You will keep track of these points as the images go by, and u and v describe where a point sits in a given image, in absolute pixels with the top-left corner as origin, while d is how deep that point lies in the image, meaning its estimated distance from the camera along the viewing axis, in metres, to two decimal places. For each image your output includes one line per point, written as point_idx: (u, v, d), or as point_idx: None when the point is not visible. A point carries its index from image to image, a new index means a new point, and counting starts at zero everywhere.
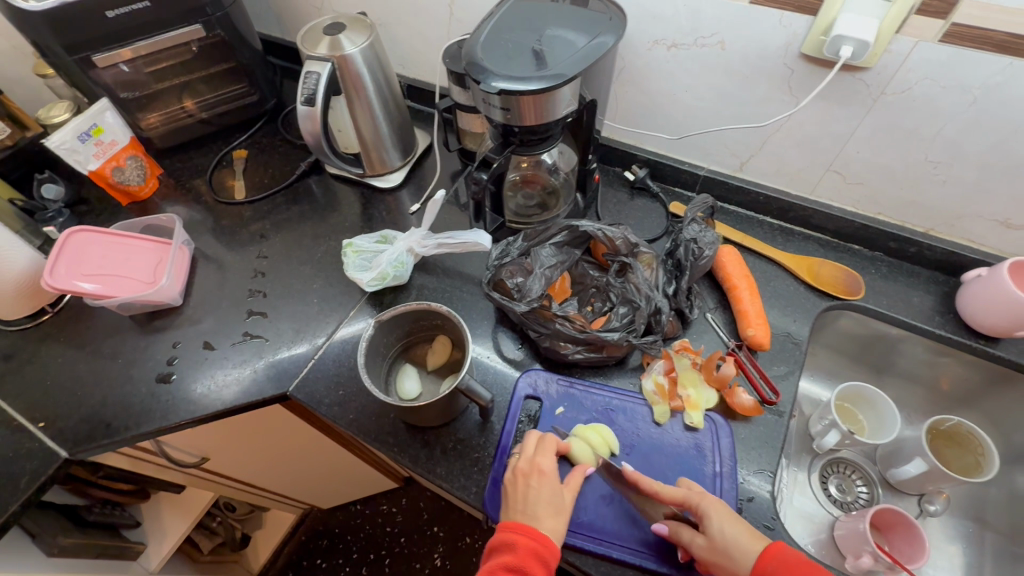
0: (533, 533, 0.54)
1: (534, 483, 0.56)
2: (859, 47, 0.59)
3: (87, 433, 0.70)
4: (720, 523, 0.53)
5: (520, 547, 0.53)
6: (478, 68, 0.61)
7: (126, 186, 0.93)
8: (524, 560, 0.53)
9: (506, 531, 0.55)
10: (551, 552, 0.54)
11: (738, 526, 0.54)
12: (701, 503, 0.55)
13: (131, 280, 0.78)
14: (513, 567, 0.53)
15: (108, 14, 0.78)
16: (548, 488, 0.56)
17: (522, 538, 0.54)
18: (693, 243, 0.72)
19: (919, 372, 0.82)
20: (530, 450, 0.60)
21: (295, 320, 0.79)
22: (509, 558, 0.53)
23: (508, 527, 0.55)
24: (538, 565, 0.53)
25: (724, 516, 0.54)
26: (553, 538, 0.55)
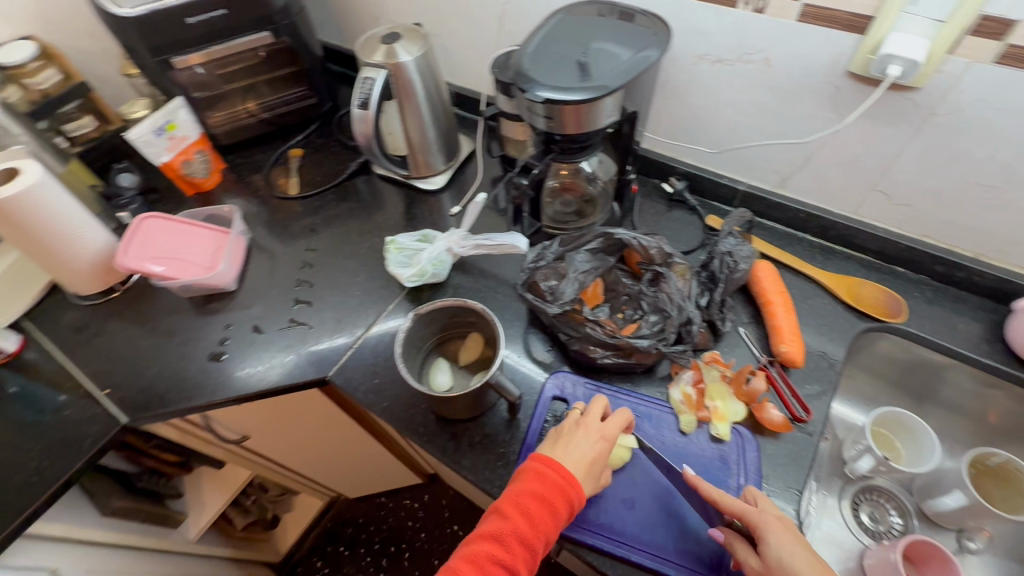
0: (564, 471, 0.56)
1: (581, 428, 0.60)
2: (907, 66, 0.58)
3: (145, 402, 0.76)
4: (782, 551, 0.50)
5: (550, 480, 0.55)
6: (524, 77, 0.64)
7: (192, 178, 1.00)
8: (551, 492, 0.55)
9: (539, 463, 0.57)
10: (577, 494, 0.56)
11: (805, 557, 0.50)
12: (767, 528, 0.52)
13: (192, 264, 0.85)
14: (539, 496, 0.55)
15: (189, 21, 0.85)
16: (587, 439, 0.59)
17: (552, 474, 0.55)
18: (728, 256, 0.72)
19: (963, 402, 0.79)
20: (597, 414, 0.61)
21: (338, 310, 0.83)
22: (538, 487, 0.55)
23: (540, 460, 0.57)
24: (562, 498, 0.55)
25: (791, 550, 0.50)
26: (579, 480, 0.56)
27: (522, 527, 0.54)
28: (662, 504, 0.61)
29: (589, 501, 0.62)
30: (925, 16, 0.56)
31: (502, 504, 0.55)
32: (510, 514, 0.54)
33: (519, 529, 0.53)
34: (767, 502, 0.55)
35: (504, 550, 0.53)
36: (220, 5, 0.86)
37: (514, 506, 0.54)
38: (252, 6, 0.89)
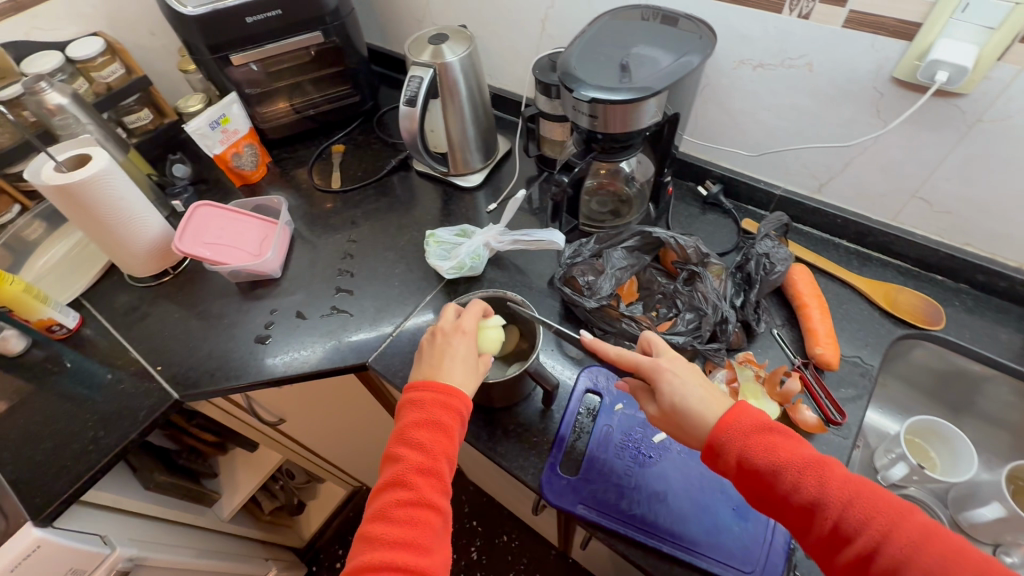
0: (439, 385, 0.59)
1: (453, 339, 0.63)
2: (955, 72, 0.59)
3: (195, 380, 0.80)
4: (673, 391, 0.54)
5: (429, 401, 0.58)
6: (572, 77, 0.66)
7: (241, 170, 1.05)
8: (432, 410, 0.57)
9: (416, 390, 0.59)
10: (461, 400, 0.59)
11: (697, 392, 0.54)
12: (662, 366, 0.56)
13: (241, 251, 0.88)
14: (424, 421, 0.57)
15: (247, 20, 0.90)
16: (463, 344, 0.63)
17: (428, 396, 0.58)
18: (764, 258, 0.73)
19: (1002, 414, 0.78)
20: (452, 317, 0.67)
21: (377, 300, 0.86)
22: (417, 415, 0.58)
23: (416, 387, 0.59)
24: (443, 412, 0.57)
25: (684, 380, 0.55)
26: (462, 388, 0.59)
27: (420, 458, 0.55)
28: (696, 500, 0.62)
29: (622, 492, 0.63)
30: (974, 23, 0.56)
31: (397, 445, 0.57)
32: (402, 450, 0.56)
33: (422, 460, 0.55)
34: (660, 342, 0.59)
35: (412, 487, 0.54)
36: (277, 5, 0.90)
37: (405, 442, 0.56)
38: (306, 8, 0.93)
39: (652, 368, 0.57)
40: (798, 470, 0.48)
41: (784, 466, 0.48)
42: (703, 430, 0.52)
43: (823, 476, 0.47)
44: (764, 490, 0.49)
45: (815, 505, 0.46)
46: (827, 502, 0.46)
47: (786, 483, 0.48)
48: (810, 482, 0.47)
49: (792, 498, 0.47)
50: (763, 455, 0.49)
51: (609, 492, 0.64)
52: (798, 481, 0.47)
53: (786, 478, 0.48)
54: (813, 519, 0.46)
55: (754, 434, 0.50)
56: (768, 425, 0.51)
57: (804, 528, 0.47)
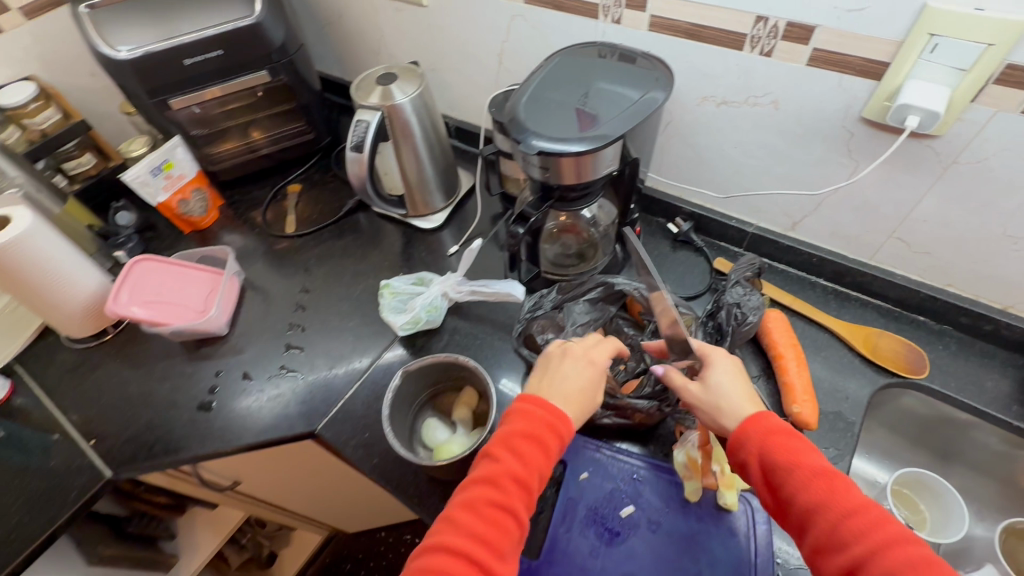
0: (553, 405, 0.57)
1: (565, 360, 0.61)
2: (927, 117, 0.54)
3: (131, 455, 0.74)
4: (720, 380, 0.57)
5: (539, 417, 0.56)
6: (520, 126, 0.61)
7: (189, 216, 0.99)
8: (540, 427, 0.56)
9: (524, 403, 0.58)
10: (567, 424, 0.56)
11: (739, 388, 0.57)
12: (704, 357, 0.59)
13: (184, 308, 0.83)
14: (527, 434, 0.55)
15: (186, 62, 0.85)
16: (575, 367, 0.60)
17: (537, 413, 0.56)
18: (736, 309, 0.69)
19: (991, 462, 0.73)
20: (588, 342, 0.63)
21: (329, 357, 0.81)
22: (526, 427, 0.56)
23: (528, 400, 0.58)
24: (551, 434, 0.55)
25: (721, 373, 0.57)
26: (570, 414, 0.57)
27: (518, 466, 0.53)
28: None
29: None
30: (945, 64, 0.52)
31: (495, 447, 0.55)
32: (501, 454, 0.55)
33: (512, 469, 0.53)
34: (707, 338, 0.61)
35: (500, 493, 0.52)
36: (217, 46, 0.85)
37: (505, 447, 0.55)
38: (250, 47, 0.88)
39: (701, 354, 0.59)
40: (808, 478, 0.49)
41: (794, 472, 0.50)
42: (731, 422, 0.55)
43: (830, 485, 0.48)
44: (771, 489, 0.51)
45: (814, 512, 0.48)
46: (825, 513, 0.47)
47: (795, 488, 0.49)
48: (817, 492, 0.48)
49: (795, 502, 0.49)
50: (779, 460, 0.51)
51: None
52: (805, 490, 0.49)
53: (793, 481, 0.49)
54: (807, 524, 0.48)
55: (778, 436, 0.52)
56: (791, 433, 0.53)
57: (797, 531, 0.49)
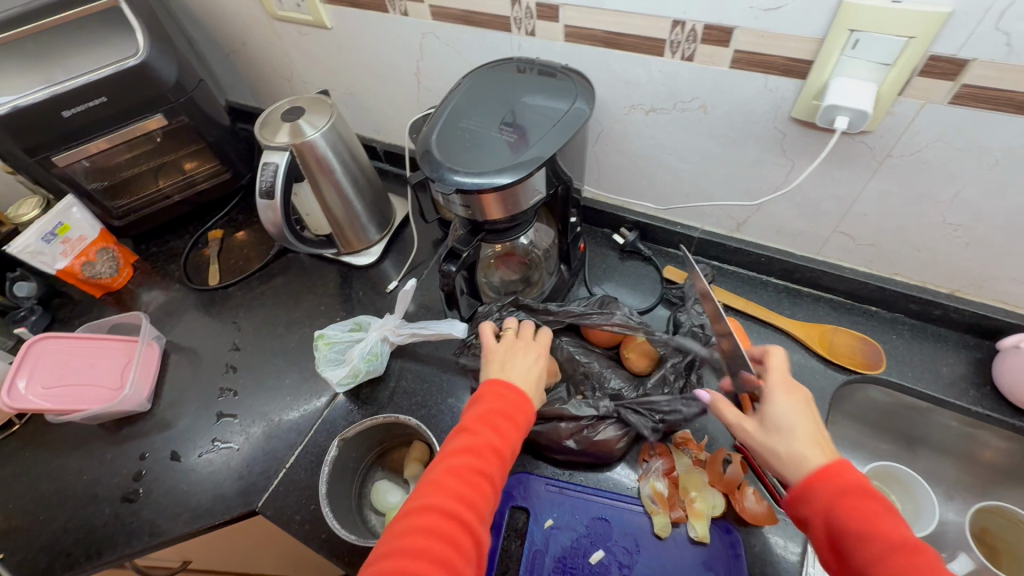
0: (519, 387, 0.55)
1: (518, 350, 0.60)
2: (856, 117, 0.51)
3: (48, 565, 0.66)
4: (780, 418, 0.48)
5: (508, 395, 0.54)
6: (434, 163, 0.56)
7: (98, 279, 0.90)
8: (510, 404, 0.53)
9: (489, 385, 0.55)
10: (532, 408, 0.54)
11: (805, 423, 0.47)
12: (764, 389, 0.51)
13: (96, 388, 0.75)
14: (499, 411, 0.52)
15: (65, 114, 0.75)
16: (530, 355, 0.59)
17: (514, 392, 0.54)
18: (698, 328, 0.67)
19: (955, 444, 0.73)
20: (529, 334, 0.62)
21: (266, 421, 0.74)
22: (502, 403, 0.53)
23: (493, 381, 0.55)
24: (523, 413, 0.53)
25: (789, 412, 0.48)
26: (532, 398, 0.55)
27: (496, 438, 0.50)
28: None
29: None
30: (867, 60, 0.49)
31: (468, 423, 0.51)
32: (479, 428, 0.51)
33: (491, 440, 0.50)
34: (775, 354, 0.53)
35: (481, 460, 0.48)
36: (98, 93, 0.76)
37: (481, 421, 0.51)
38: (139, 89, 0.80)
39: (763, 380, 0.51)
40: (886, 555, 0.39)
41: (867, 543, 0.40)
42: (795, 471, 0.46)
43: (915, 566, 0.39)
44: (835, 554, 0.42)
45: None
46: None
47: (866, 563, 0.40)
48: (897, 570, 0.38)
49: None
50: (851, 531, 0.41)
51: None
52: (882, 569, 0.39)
53: (866, 553, 0.40)
54: None
55: (852, 496, 0.42)
56: (870, 494, 0.42)
57: None
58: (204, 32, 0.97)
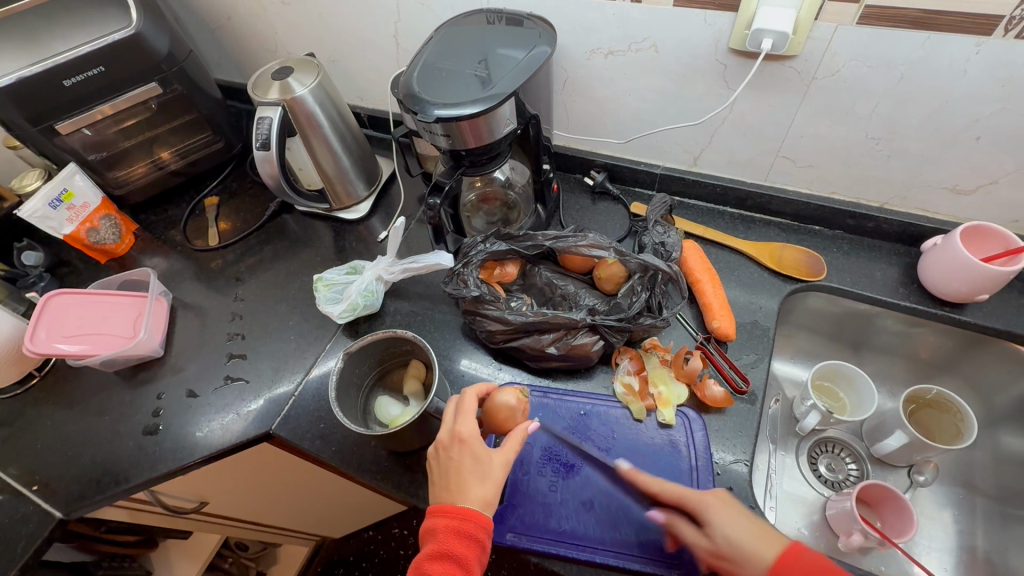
0: (457, 510, 0.51)
1: (454, 453, 0.54)
2: (779, 38, 0.60)
3: (80, 491, 0.72)
4: (721, 530, 0.49)
5: (442, 530, 0.50)
6: (416, 99, 0.63)
7: (102, 245, 0.96)
8: (445, 543, 0.49)
9: (429, 518, 0.51)
10: (478, 526, 0.50)
11: (742, 526, 0.49)
12: (701, 505, 0.51)
13: (112, 336, 0.81)
14: (437, 555, 0.49)
15: (66, 83, 0.80)
16: (465, 457, 0.54)
17: (449, 518, 0.50)
18: (660, 246, 0.75)
19: (894, 344, 0.82)
20: (452, 417, 0.57)
21: (273, 359, 0.81)
22: (435, 546, 0.49)
23: (433, 513, 0.51)
24: (462, 542, 0.49)
25: (727, 520, 0.49)
26: (475, 509, 0.51)
27: None
28: (622, 500, 0.62)
29: (550, 510, 0.62)
30: None
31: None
32: None
33: None
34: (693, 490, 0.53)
35: None
36: (96, 63, 0.81)
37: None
38: (135, 59, 0.85)
39: (695, 501, 0.52)
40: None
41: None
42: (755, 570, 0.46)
43: None
44: None
45: None
46: None
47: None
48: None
49: None
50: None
51: (537, 514, 0.62)
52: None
53: None
54: None
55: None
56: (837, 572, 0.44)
57: None
58: (188, 9, 1.02)
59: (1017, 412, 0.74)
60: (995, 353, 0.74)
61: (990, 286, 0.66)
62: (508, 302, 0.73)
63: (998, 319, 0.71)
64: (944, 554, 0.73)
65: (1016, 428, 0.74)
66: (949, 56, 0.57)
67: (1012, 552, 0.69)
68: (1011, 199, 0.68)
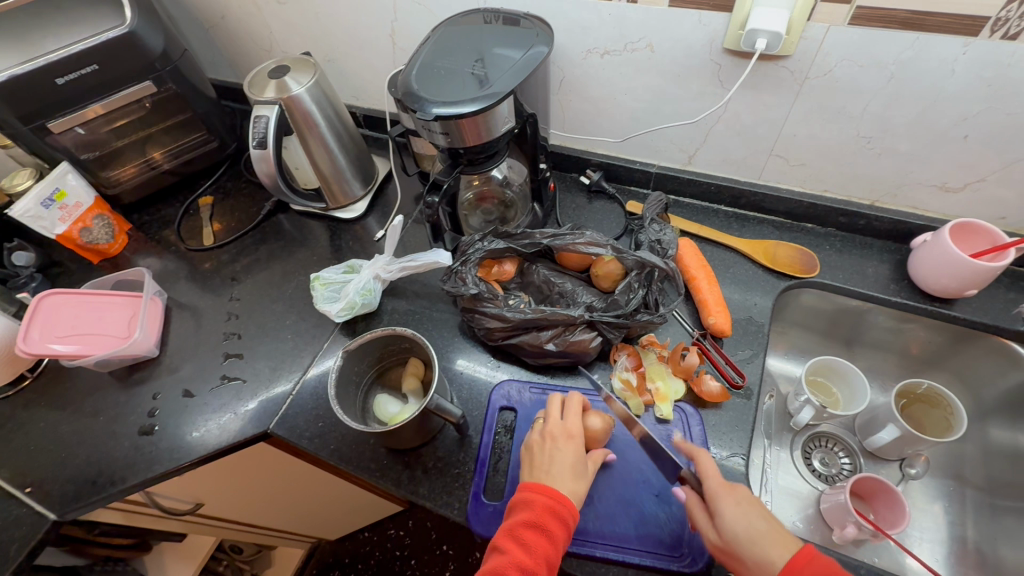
0: (553, 492, 0.55)
1: (561, 445, 0.59)
2: (772, 38, 0.61)
3: (75, 493, 0.71)
4: (734, 526, 0.51)
5: (539, 505, 0.54)
6: (415, 97, 0.63)
7: (95, 245, 0.95)
8: (542, 517, 0.53)
9: (526, 490, 0.55)
10: (570, 513, 0.54)
11: (757, 526, 0.51)
12: (714, 496, 0.53)
13: (106, 337, 0.80)
14: (531, 524, 0.53)
15: (58, 81, 0.79)
16: (570, 450, 0.58)
17: (546, 494, 0.54)
18: (656, 244, 0.76)
19: (886, 339, 0.83)
20: (558, 416, 0.62)
21: (270, 358, 0.81)
22: (530, 515, 0.53)
23: (533, 487, 0.55)
24: (554, 521, 0.53)
25: (741, 517, 0.52)
26: (573, 496, 0.55)
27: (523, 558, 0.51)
28: (620, 494, 0.63)
29: None
30: None
31: (500, 540, 0.53)
32: (506, 545, 0.52)
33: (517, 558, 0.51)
34: (705, 462, 0.56)
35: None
36: (90, 61, 0.80)
37: (510, 538, 0.52)
38: (129, 58, 0.84)
39: (713, 493, 0.54)
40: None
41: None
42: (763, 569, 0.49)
43: None
44: None
45: None
46: None
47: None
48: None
49: None
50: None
51: None
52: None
53: None
54: None
55: None
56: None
57: None
58: (182, 8, 1.01)
59: (1006, 405, 0.76)
60: (983, 347, 0.76)
61: (978, 281, 0.67)
62: (506, 300, 0.73)
63: (985, 314, 0.72)
64: (936, 545, 0.75)
65: (1004, 421, 0.76)
66: (937, 56, 0.58)
67: (1002, 542, 0.71)
68: (998, 197, 0.70)
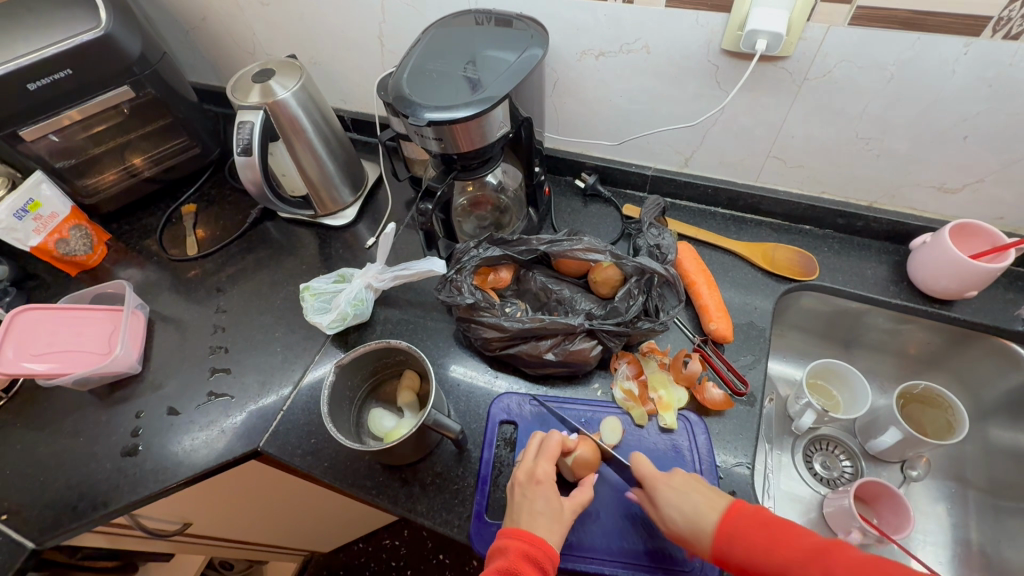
0: (529, 536, 0.52)
1: (529, 493, 0.56)
2: (772, 39, 0.60)
3: (55, 519, 0.67)
4: (669, 508, 0.54)
5: (513, 551, 0.51)
6: (408, 102, 0.61)
7: (72, 256, 0.91)
8: (516, 563, 0.51)
9: (502, 537, 0.53)
10: (549, 559, 0.51)
11: (688, 501, 0.53)
12: (649, 488, 0.56)
13: (85, 354, 0.77)
14: (505, 571, 0.50)
15: (30, 86, 0.75)
16: (542, 497, 0.55)
17: (519, 541, 0.52)
18: (655, 248, 0.75)
19: (884, 341, 0.83)
20: (530, 458, 0.59)
21: (259, 372, 0.78)
22: (503, 563, 0.51)
23: (506, 533, 0.53)
24: (529, 567, 0.51)
25: (675, 492, 0.54)
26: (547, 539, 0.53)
27: None
28: (628, 510, 0.61)
29: None
30: None
31: None
32: None
33: None
34: (638, 463, 0.58)
35: None
36: (63, 65, 0.76)
37: None
38: (105, 63, 0.81)
39: (646, 483, 0.56)
40: (799, 562, 0.47)
41: (787, 558, 0.47)
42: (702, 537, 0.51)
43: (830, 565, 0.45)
44: None
45: None
46: None
47: (783, 575, 0.47)
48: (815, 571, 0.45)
49: None
50: (763, 555, 0.48)
51: None
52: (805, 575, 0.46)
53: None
54: None
55: (748, 531, 0.50)
56: (768, 521, 0.50)
57: None
58: (160, 9, 0.97)
59: (1005, 406, 0.76)
60: (983, 348, 0.76)
61: (979, 283, 0.67)
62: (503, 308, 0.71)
63: (985, 315, 0.72)
64: (939, 547, 0.75)
65: (1004, 421, 0.76)
66: (939, 56, 0.58)
67: (1005, 543, 0.70)
68: (995, 198, 0.70)
